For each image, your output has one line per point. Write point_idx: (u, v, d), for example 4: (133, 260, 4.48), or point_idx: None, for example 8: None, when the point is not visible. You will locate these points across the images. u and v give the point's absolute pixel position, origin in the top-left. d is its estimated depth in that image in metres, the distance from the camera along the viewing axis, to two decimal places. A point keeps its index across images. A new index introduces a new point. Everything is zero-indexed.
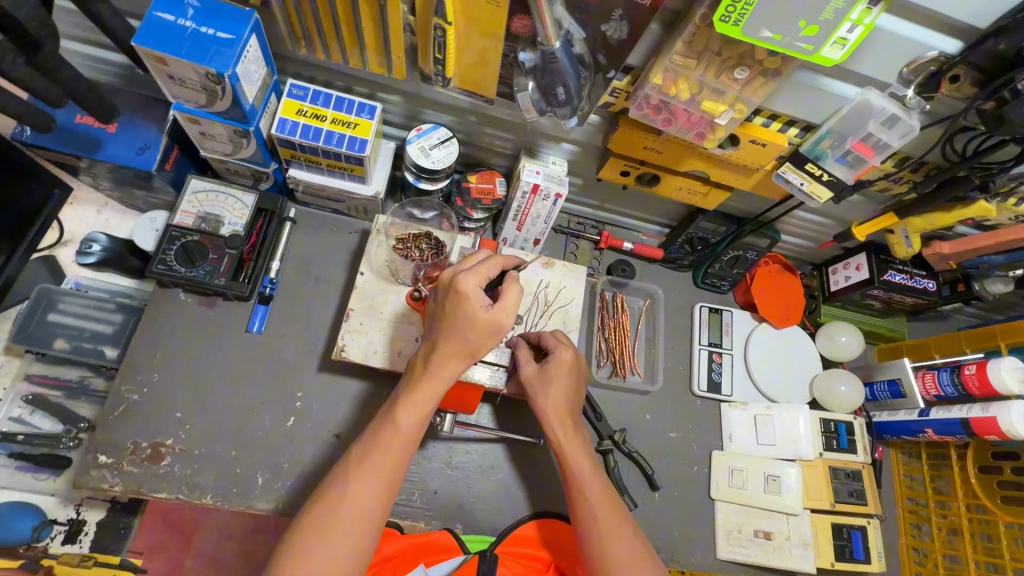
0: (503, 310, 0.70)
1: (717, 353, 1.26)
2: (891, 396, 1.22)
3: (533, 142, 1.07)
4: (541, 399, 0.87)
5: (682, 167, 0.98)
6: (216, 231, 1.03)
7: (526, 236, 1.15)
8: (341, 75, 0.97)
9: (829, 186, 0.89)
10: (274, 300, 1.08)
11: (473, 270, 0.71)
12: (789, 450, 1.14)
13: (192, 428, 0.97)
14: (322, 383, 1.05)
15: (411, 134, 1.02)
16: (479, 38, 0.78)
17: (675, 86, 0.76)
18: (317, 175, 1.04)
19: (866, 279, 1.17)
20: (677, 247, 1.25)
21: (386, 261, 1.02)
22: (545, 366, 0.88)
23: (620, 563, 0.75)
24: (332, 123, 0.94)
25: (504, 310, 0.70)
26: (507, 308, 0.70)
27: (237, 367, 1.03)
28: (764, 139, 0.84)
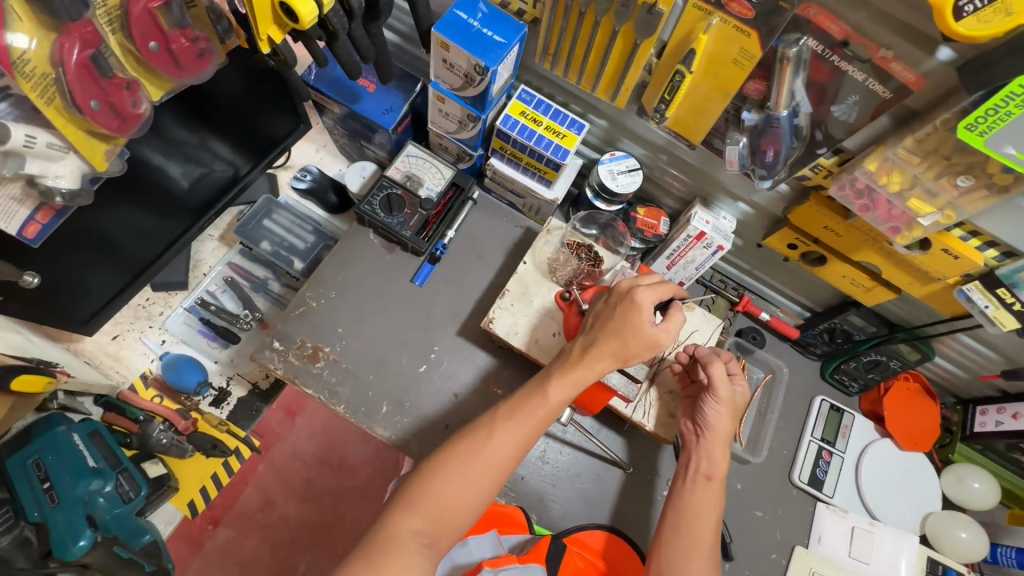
0: (665, 329, 0.81)
1: (826, 451, 1.22)
2: (1016, 565, 1.10)
3: (710, 193, 1.14)
4: (713, 408, 0.92)
5: (854, 255, 1.00)
6: (416, 191, 1.20)
7: (672, 276, 1.21)
8: (564, 92, 1.10)
9: (1017, 317, 0.86)
10: (439, 262, 1.23)
11: (651, 287, 0.82)
12: (883, 572, 1.10)
13: (347, 344, 1.13)
14: (456, 345, 1.17)
15: (604, 157, 1.14)
16: (710, 91, 0.87)
17: (887, 176, 0.79)
18: (512, 169, 1.18)
19: (1022, 430, 1.09)
20: (815, 332, 1.25)
21: (547, 258, 1.13)
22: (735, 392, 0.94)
23: None
24: (546, 129, 1.08)
25: (666, 330, 0.81)
26: (669, 330, 0.81)
27: (394, 307, 1.18)
28: (958, 251, 0.85)
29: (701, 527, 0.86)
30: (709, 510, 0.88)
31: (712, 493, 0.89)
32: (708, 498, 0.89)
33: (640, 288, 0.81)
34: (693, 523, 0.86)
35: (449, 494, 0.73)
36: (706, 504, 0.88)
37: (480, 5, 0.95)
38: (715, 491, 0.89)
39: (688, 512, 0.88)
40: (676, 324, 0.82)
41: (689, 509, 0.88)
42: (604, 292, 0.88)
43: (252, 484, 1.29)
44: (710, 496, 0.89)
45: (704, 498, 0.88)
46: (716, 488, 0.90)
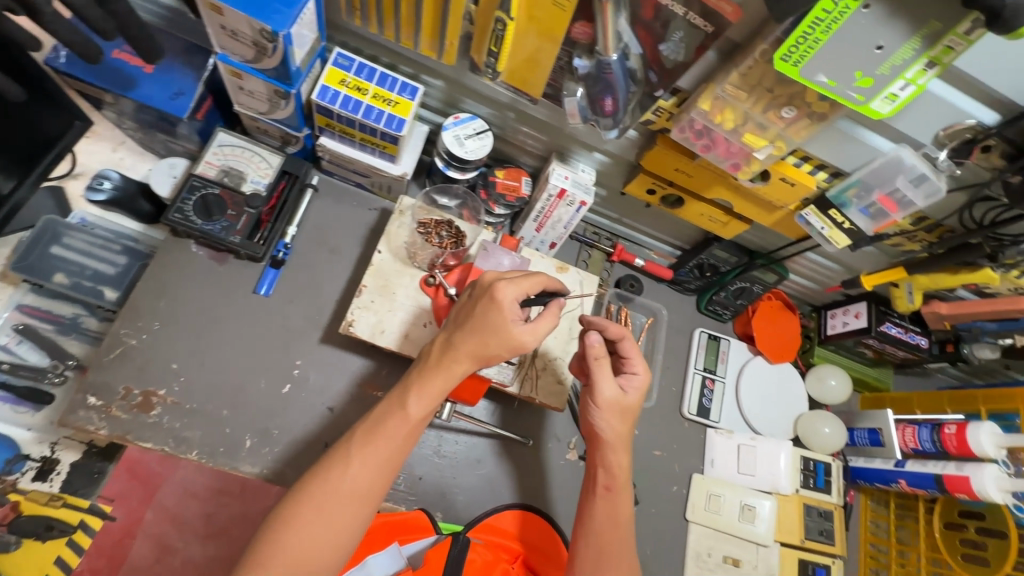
0: (529, 331, 0.72)
1: (710, 379, 1.28)
2: (869, 443, 1.26)
3: (565, 147, 1.08)
4: (602, 415, 0.83)
5: (707, 194, 1.00)
6: (237, 187, 1.02)
7: (543, 238, 1.16)
8: (388, 52, 0.96)
9: (848, 234, 0.92)
10: (285, 265, 1.07)
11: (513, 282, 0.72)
12: (766, 481, 1.17)
13: (187, 381, 0.96)
14: (323, 355, 1.04)
15: (448, 121, 1.03)
16: (538, 38, 0.78)
17: (721, 114, 0.77)
18: (348, 147, 1.04)
19: (863, 327, 1.21)
20: (687, 270, 1.28)
21: (405, 242, 1.02)
22: (626, 393, 0.83)
23: None
24: (373, 98, 0.94)
25: (531, 331, 0.72)
26: (536, 332, 0.72)
27: (240, 327, 1.02)
28: (794, 179, 0.87)
29: (609, 546, 0.80)
30: (615, 525, 0.82)
31: (613, 505, 0.83)
32: (615, 512, 0.83)
33: (502, 282, 0.72)
34: (598, 542, 0.80)
35: (306, 543, 0.64)
36: (610, 518, 0.82)
37: None
38: (618, 499, 0.83)
39: (595, 530, 0.82)
40: (545, 325, 0.73)
41: (594, 527, 0.82)
42: (469, 284, 0.79)
43: (140, 537, 1.01)
44: (614, 510, 0.83)
45: (607, 510, 0.83)
46: (618, 499, 0.83)
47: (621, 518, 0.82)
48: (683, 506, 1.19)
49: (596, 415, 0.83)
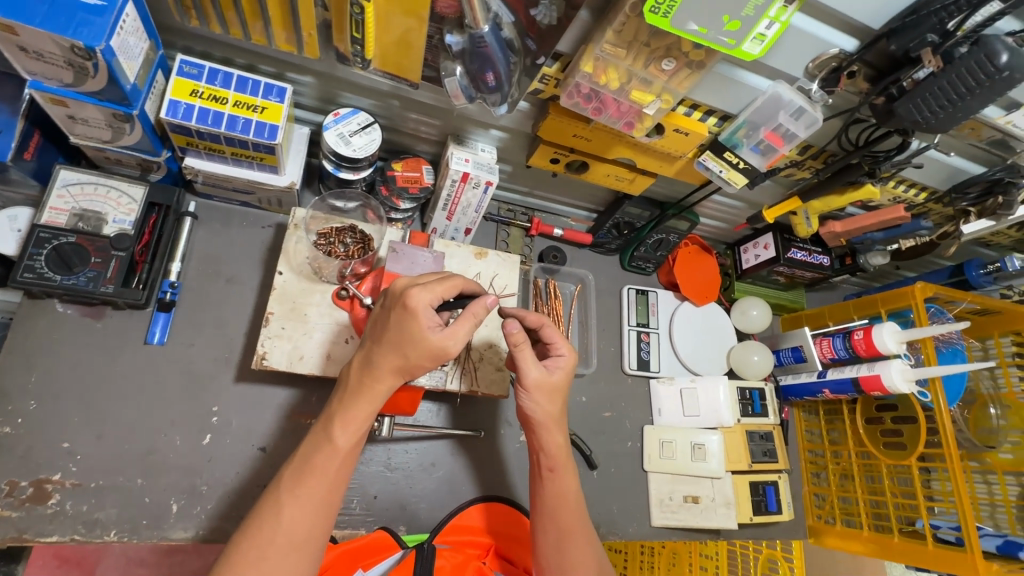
0: (450, 335, 0.69)
1: (645, 333, 1.32)
2: (794, 361, 1.35)
3: (460, 128, 1.03)
4: (530, 399, 0.82)
5: (609, 155, 0.99)
6: (98, 231, 0.89)
7: (456, 225, 1.12)
8: (242, 52, 0.86)
9: (744, 173, 0.94)
10: (177, 306, 0.96)
11: (425, 287, 0.68)
12: (711, 418, 1.22)
13: (85, 458, 0.85)
14: (241, 395, 0.96)
15: (328, 119, 0.94)
16: (402, 18, 0.72)
17: (605, 75, 0.75)
18: (220, 165, 0.93)
19: (773, 257, 1.27)
20: (605, 232, 1.28)
21: (307, 258, 0.94)
22: (552, 373, 0.83)
23: None
24: (235, 106, 0.84)
25: (452, 335, 0.69)
26: (457, 334, 0.69)
27: (137, 385, 0.91)
28: (687, 128, 0.88)
29: (565, 522, 0.81)
30: (567, 501, 0.83)
31: (563, 482, 0.83)
32: (565, 488, 0.83)
33: (413, 289, 0.67)
34: (556, 523, 0.81)
35: None
36: (561, 496, 0.83)
37: None
38: (563, 476, 0.84)
39: (549, 511, 0.82)
40: (466, 327, 0.70)
41: (548, 506, 0.82)
42: (380, 294, 0.75)
43: None
44: (565, 487, 0.83)
45: (557, 489, 0.83)
46: (567, 475, 0.84)
47: (571, 492, 0.83)
48: (640, 458, 1.23)
49: (524, 400, 0.82)
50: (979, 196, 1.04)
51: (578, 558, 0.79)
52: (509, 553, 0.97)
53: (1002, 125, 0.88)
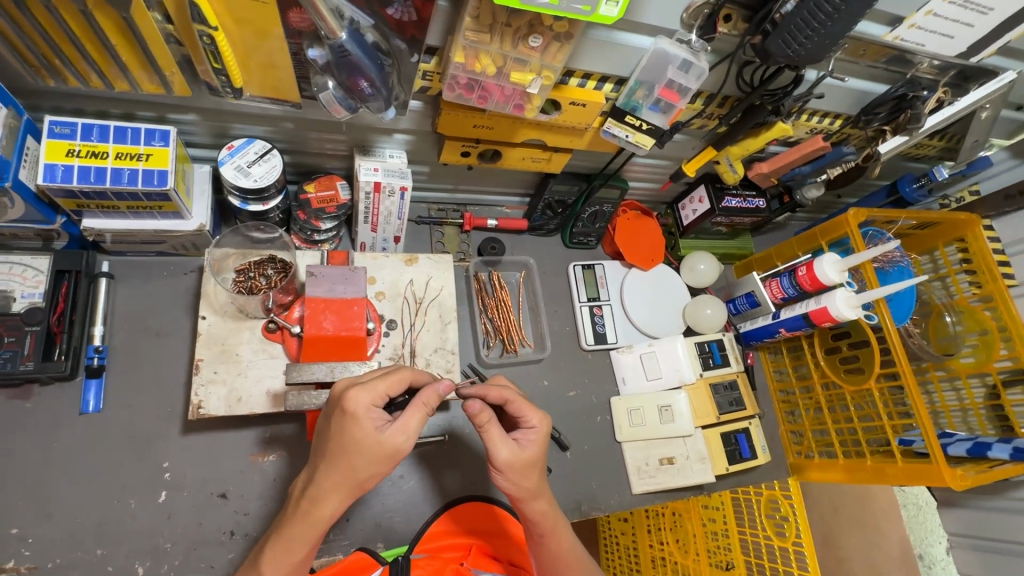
0: (401, 432, 0.69)
1: (597, 306, 1.31)
2: (750, 306, 1.35)
3: (365, 138, 1.01)
4: (506, 477, 0.80)
5: (517, 138, 0.98)
6: (7, 309, 0.87)
7: (384, 236, 1.10)
8: (114, 102, 0.83)
9: (650, 134, 0.94)
10: (107, 370, 0.94)
11: (364, 387, 0.69)
12: (674, 376, 1.24)
13: (37, 540, 0.84)
14: (190, 446, 0.94)
15: (222, 153, 0.92)
16: (258, 40, 0.70)
17: (478, 62, 0.74)
18: (121, 220, 0.90)
19: (708, 209, 1.27)
20: (540, 214, 1.28)
21: (228, 299, 0.92)
22: (524, 447, 0.81)
23: None
24: (117, 159, 0.82)
25: (402, 431, 0.69)
26: (406, 429, 0.69)
27: (79, 456, 0.89)
28: (582, 100, 0.86)
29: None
30: (573, 558, 0.84)
31: (560, 541, 0.84)
32: (562, 545, 0.84)
33: (349, 391, 0.68)
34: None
35: None
36: (560, 554, 0.84)
37: None
38: (556, 537, 0.84)
39: (553, 570, 0.84)
40: (416, 420, 0.70)
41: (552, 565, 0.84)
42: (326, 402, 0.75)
43: None
44: (565, 543, 0.85)
45: (554, 549, 0.84)
46: (563, 534, 0.85)
47: (572, 548, 0.85)
48: (612, 430, 1.23)
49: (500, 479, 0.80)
50: (890, 114, 1.04)
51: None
52: (492, 549, 0.99)
53: (890, 41, 0.88)
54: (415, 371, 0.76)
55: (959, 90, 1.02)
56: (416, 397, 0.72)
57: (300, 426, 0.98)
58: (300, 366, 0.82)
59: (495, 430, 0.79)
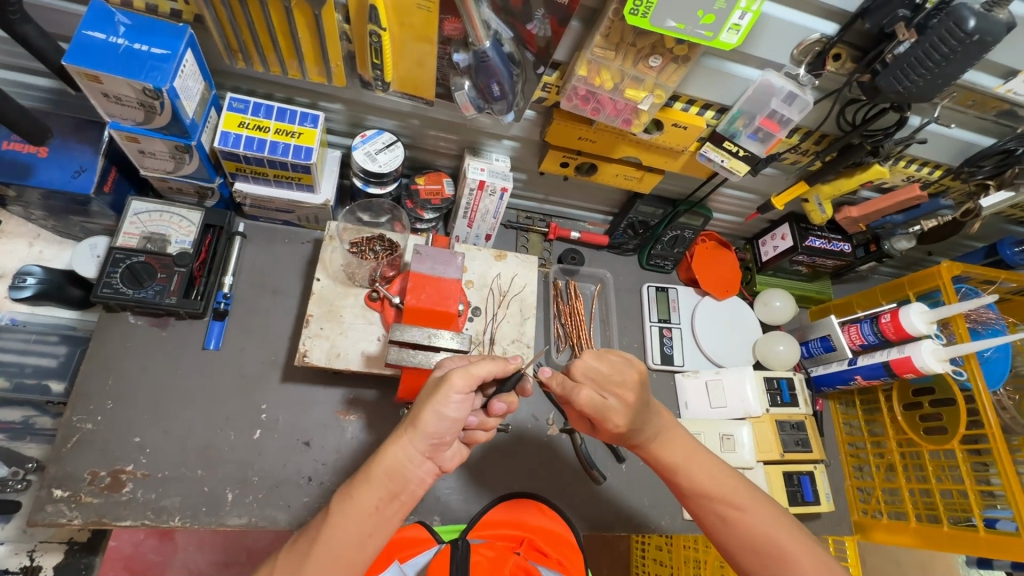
0: (465, 377, 0.72)
1: (667, 328, 1.34)
2: (824, 350, 1.33)
3: (476, 141, 1.12)
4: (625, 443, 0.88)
5: (615, 154, 1.05)
6: (163, 250, 1.02)
7: (477, 232, 1.20)
8: (281, 87, 0.98)
9: (745, 161, 0.98)
10: (229, 315, 1.07)
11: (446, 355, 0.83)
12: (739, 409, 1.23)
13: (153, 451, 0.95)
14: (286, 393, 1.05)
15: (356, 140, 1.05)
16: (415, 42, 0.83)
17: (599, 77, 0.83)
18: (264, 187, 1.05)
19: (791, 246, 1.28)
20: (621, 232, 1.34)
21: (341, 265, 1.04)
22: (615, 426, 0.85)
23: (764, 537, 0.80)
24: (276, 133, 0.96)
25: (467, 376, 0.73)
26: (471, 372, 0.73)
27: (196, 385, 1.01)
28: (684, 122, 0.93)
29: (725, 511, 0.82)
30: (732, 490, 0.84)
31: (704, 472, 0.85)
32: (700, 481, 0.85)
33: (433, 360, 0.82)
34: (700, 490, 0.85)
35: None
36: (708, 491, 0.84)
37: (119, 17, 0.79)
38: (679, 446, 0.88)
39: (699, 501, 0.85)
40: (483, 368, 0.74)
41: (701, 495, 0.85)
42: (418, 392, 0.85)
43: None
44: (707, 475, 0.85)
45: (671, 461, 0.87)
46: (705, 466, 0.87)
47: (724, 479, 0.85)
48: None
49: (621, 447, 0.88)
50: (995, 169, 1.02)
51: (738, 521, 0.82)
52: (541, 544, 1.01)
53: (1002, 94, 0.88)
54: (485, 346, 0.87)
55: None
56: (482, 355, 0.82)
57: (382, 393, 1.07)
58: (400, 327, 0.90)
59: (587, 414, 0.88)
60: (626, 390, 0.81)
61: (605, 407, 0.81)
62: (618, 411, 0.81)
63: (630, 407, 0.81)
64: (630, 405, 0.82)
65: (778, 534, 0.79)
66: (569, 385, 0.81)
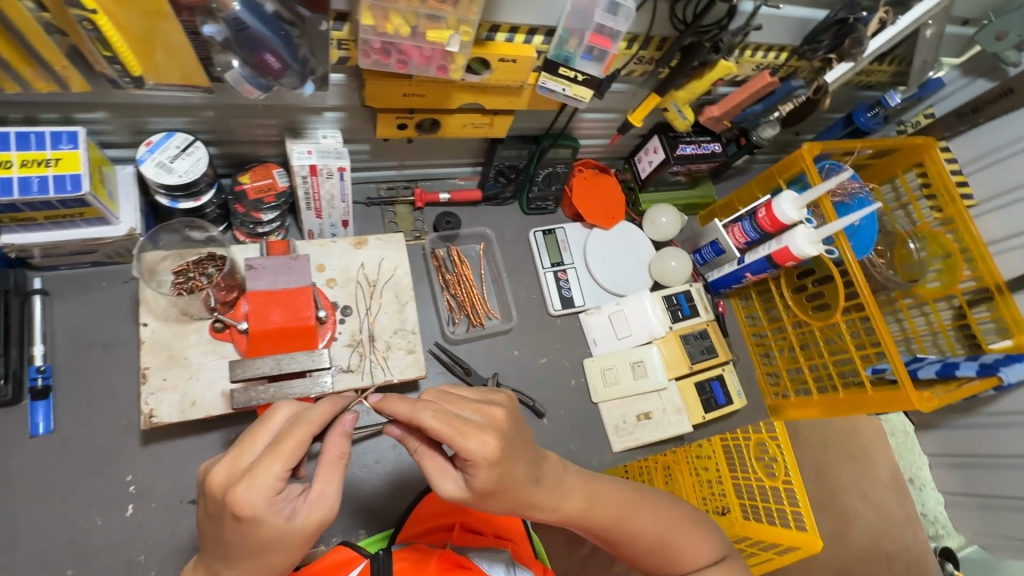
0: (317, 505, 0.57)
1: (562, 271, 1.29)
2: (715, 254, 1.35)
3: (294, 120, 0.96)
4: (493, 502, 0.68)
5: (452, 104, 0.94)
6: None
7: (330, 221, 1.07)
8: (12, 106, 0.77)
9: (587, 85, 0.90)
10: (55, 388, 0.91)
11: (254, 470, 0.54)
12: (644, 333, 1.23)
13: (4, 567, 0.82)
14: (152, 455, 0.92)
15: (140, 151, 0.87)
16: (149, 21, 0.65)
17: (389, 23, 0.70)
18: (43, 232, 0.85)
19: (664, 159, 1.24)
20: (493, 182, 1.24)
21: (170, 302, 0.89)
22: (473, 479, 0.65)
23: (665, 538, 0.81)
24: (24, 167, 0.77)
25: (320, 503, 0.57)
26: (326, 498, 0.57)
27: (36, 479, 0.87)
28: (510, 55, 0.82)
29: (636, 526, 0.79)
30: (633, 503, 0.81)
31: (607, 500, 0.79)
32: (604, 511, 0.78)
33: (238, 485, 0.53)
34: (601, 520, 0.78)
35: None
36: (619, 514, 0.79)
37: None
38: (575, 484, 0.77)
39: (614, 528, 0.79)
40: (334, 482, 0.58)
41: (607, 522, 0.79)
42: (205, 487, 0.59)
43: None
44: (612, 501, 0.79)
45: (568, 508, 0.76)
46: (610, 490, 0.81)
47: (629, 494, 0.81)
48: (587, 392, 1.23)
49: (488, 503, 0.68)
50: (834, 41, 1.00)
51: (642, 528, 0.80)
52: (475, 525, 0.99)
53: None
54: (318, 420, 0.57)
55: (901, 7, 1.00)
56: (324, 454, 0.59)
57: None
58: (245, 362, 0.82)
59: (433, 460, 0.67)
60: (492, 406, 0.67)
61: (463, 422, 0.63)
62: (482, 427, 0.64)
63: (500, 425, 0.66)
64: (497, 422, 0.66)
65: (672, 534, 0.82)
66: (413, 404, 0.62)
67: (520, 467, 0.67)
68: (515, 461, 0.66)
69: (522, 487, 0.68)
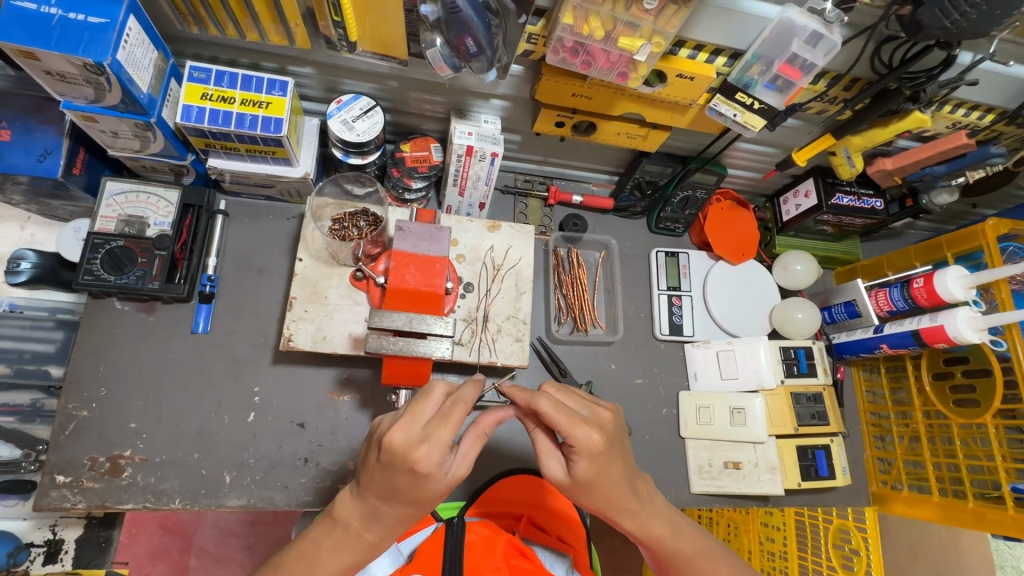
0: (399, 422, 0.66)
1: (676, 296, 1.26)
2: (848, 316, 1.24)
3: (463, 101, 1.02)
4: (591, 494, 0.74)
5: (615, 111, 0.95)
6: (142, 233, 0.98)
7: (470, 201, 1.12)
8: (244, 51, 0.90)
9: (762, 114, 0.87)
10: (216, 297, 1.05)
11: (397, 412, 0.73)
12: (751, 381, 1.15)
13: (149, 436, 0.96)
14: (277, 374, 1.03)
15: (331, 107, 0.97)
16: None
17: (587, 24, 0.72)
18: (240, 162, 0.98)
19: (815, 205, 1.16)
20: (627, 194, 1.23)
21: (324, 244, 0.99)
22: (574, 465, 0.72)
23: None
24: (242, 104, 0.88)
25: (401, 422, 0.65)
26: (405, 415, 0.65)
27: (187, 369, 1.00)
28: (691, 72, 0.82)
29: (706, 569, 0.81)
30: (704, 545, 0.83)
31: (688, 536, 0.82)
32: (684, 546, 0.81)
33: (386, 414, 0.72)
34: (679, 553, 0.81)
35: None
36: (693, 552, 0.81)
37: None
38: (661, 508, 0.82)
39: (683, 564, 0.81)
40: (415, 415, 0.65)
41: (682, 557, 0.81)
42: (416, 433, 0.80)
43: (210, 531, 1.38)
44: (691, 539, 0.82)
45: (651, 534, 0.80)
46: (687, 529, 0.83)
47: (703, 540, 0.83)
48: (677, 424, 1.19)
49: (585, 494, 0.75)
50: None
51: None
52: (541, 522, 1.01)
53: None
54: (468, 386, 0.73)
55: None
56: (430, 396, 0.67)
57: (375, 372, 1.05)
58: (381, 313, 0.85)
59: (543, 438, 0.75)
60: (599, 407, 0.74)
61: (573, 416, 0.69)
62: (589, 421, 0.70)
63: (606, 425, 0.73)
64: (603, 423, 0.72)
65: None
66: (532, 392, 0.71)
67: (616, 470, 0.73)
68: (613, 463, 0.73)
69: (616, 488, 0.74)
